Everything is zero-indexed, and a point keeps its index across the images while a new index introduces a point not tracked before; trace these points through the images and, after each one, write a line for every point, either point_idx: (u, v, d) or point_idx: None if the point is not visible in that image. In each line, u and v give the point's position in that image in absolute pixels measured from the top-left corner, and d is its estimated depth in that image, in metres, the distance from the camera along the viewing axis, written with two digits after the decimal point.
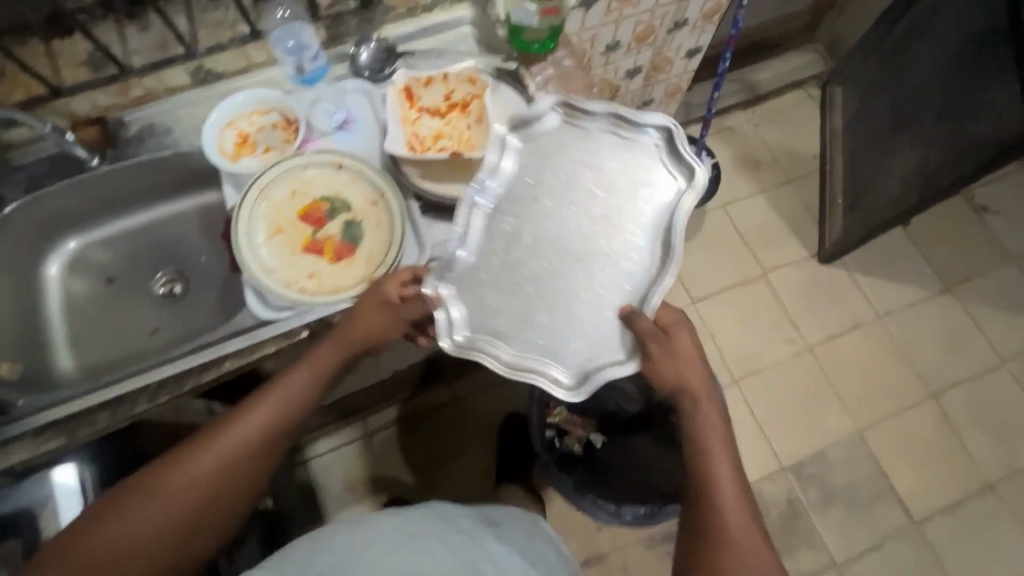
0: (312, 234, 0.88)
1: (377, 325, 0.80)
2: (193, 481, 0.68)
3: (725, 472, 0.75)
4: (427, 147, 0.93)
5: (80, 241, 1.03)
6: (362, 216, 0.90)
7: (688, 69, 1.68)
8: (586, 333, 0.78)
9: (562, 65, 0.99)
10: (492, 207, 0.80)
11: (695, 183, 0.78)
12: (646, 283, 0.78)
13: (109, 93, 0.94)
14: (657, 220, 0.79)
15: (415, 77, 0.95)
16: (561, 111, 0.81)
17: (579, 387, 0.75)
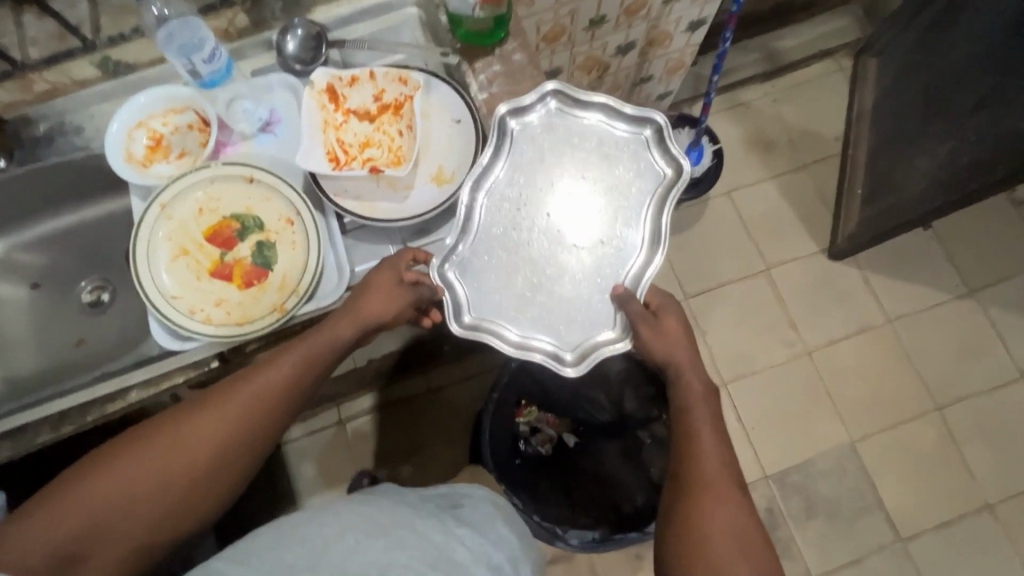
0: (221, 258, 0.82)
1: (384, 308, 0.76)
2: (170, 452, 0.64)
3: (708, 435, 0.74)
4: (351, 157, 0.82)
5: (2, 245, 0.97)
6: (276, 237, 0.82)
7: (691, 43, 1.49)
8: (581, 315, 0.81)
9: (511, 60, 0.85)
10: (486, 196, 0.82)
11: (680, 173, 0.82)
12: (634, 266, 0.81)
13: (9, 90, 0.86)
14: (653, 197, 0.83)
15: (338, 74, 0.83)
16: (554, 101, 0.84)
17: (580, 362, 0.79)
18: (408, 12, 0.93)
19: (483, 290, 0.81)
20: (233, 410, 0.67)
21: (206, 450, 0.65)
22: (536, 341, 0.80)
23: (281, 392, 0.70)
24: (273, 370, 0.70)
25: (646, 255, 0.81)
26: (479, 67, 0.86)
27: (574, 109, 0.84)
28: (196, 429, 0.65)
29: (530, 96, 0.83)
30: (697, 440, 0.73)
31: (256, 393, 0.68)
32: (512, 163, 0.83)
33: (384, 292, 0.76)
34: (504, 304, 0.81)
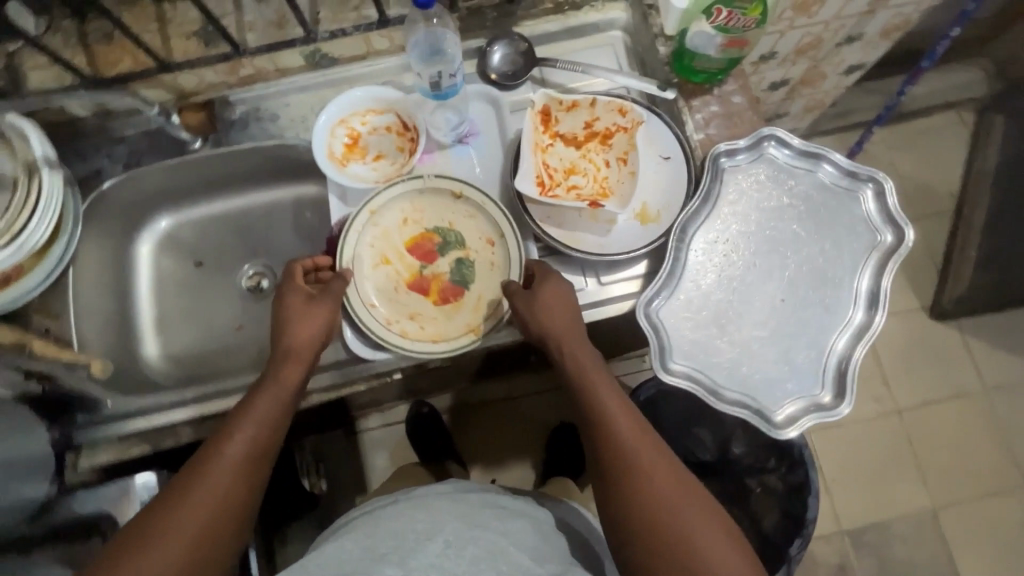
0: (420, 270, 0.81)
1: (318, 329, 0.71)
2: (168, 544, 0.53)
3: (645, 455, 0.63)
4: (557, 184, 0.80)
5: (171, 220, 0.97)
6: (475, 254, 0.82)
7: (841, 85, 1.44)
8: (791, 375, 0.73)
9: (730, 101, 0.83)
10: (694, 236, 0.78)
11: (903, 238, 0.75)
12: (851, 331, 0.74)
13: (217, 72, 0.85)
14: (869, 261, 0.76)
15: (558, 96, 0.79)
16: (769, 145, 0.80)
17: (788, 425, 0.72)
18: (614, 36, 0.91)
19: (684, 332, 0.75)
20: (217, 469, 0.58)
21: (194, 534, 0.54)
22: (737, 393, 0.73)
23: (263, 433, 0.63)
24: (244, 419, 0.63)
25: (864, 311, 0.74)
26: (694, 106, 0.83)
27: (787, 152, 0.80)
28: (187, 504, 0.55)
29: (746, 138, 0.79)
30: (641, 471, 0.62)
31: (236, 447, 0.60)
32: (722, 203, 0.79)
33: (312, 318, 0.71)
34: (706, 350, 0.75)
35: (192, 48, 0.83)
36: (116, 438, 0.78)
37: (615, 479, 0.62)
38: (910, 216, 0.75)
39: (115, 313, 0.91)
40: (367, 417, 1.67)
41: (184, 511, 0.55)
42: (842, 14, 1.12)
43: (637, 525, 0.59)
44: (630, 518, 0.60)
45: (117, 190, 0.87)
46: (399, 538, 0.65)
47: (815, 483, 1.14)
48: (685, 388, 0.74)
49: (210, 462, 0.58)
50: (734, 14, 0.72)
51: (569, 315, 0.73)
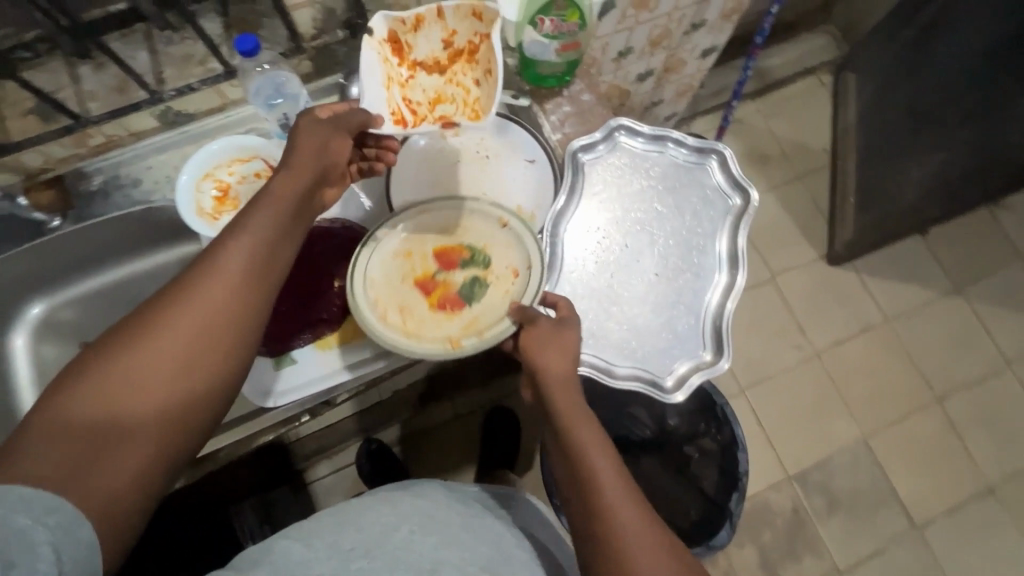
0: (433, 274, 0.73)
1: (319, 161, 0.63)
2: (135, 388, 0.47)
3: (635, 526, 0.54)
4: (419, 117, 0.72)
5: (45, 305, 0.92)
6: (496, 279, 0.72)
7: (701, 68, 1.55)
8: (674, 342, 0.78)
9: (580, 99, 0.91)
10: (567, 231, 0.82)
11: (750, 200, 0.83)
12: (720, 292, 0.80)
13: (65, 146, 0.83)
14: (724, 225, 0.83)
15: (400, 18, 0.72)
16: (620, 136, 0.86)
17: (678, 390, 0.76)
18: None
19: None
20: (149, 361, 0.48)
21: (165, 378, 0.48)
22: (629, 368, 0.77)
23: (253, 253, 0.55)
24: (192, 306, 0.51)
25: (728, 272, 0.80)
26: (548, 108, 0.88)
27: (641, 138, 0.86)
28: (111, 395, 0.46)
29: (599, 131, 0.85)
30: (630, 546, 0.53)
31: (172, 338, 0.49)
32: (588, 195, 0.84)
33: (309, 150, 0.62)
34: (595, 333, 0.79)
35: (31, 126, 0.80)
36: None
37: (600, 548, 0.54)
38: (751, 179, 0.83)
39: None
40: (314, 467, 1.61)
41: (146, 354, 0.48)
42: (680, 6, 1.21)
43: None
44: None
45: None
46: (372, 534, 0.65)
47: (742, 437, 1.21)
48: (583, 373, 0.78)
49: (143, 350, 0.48)
50: (556, 21, 0.77)
51: (563, 359, 0.66)
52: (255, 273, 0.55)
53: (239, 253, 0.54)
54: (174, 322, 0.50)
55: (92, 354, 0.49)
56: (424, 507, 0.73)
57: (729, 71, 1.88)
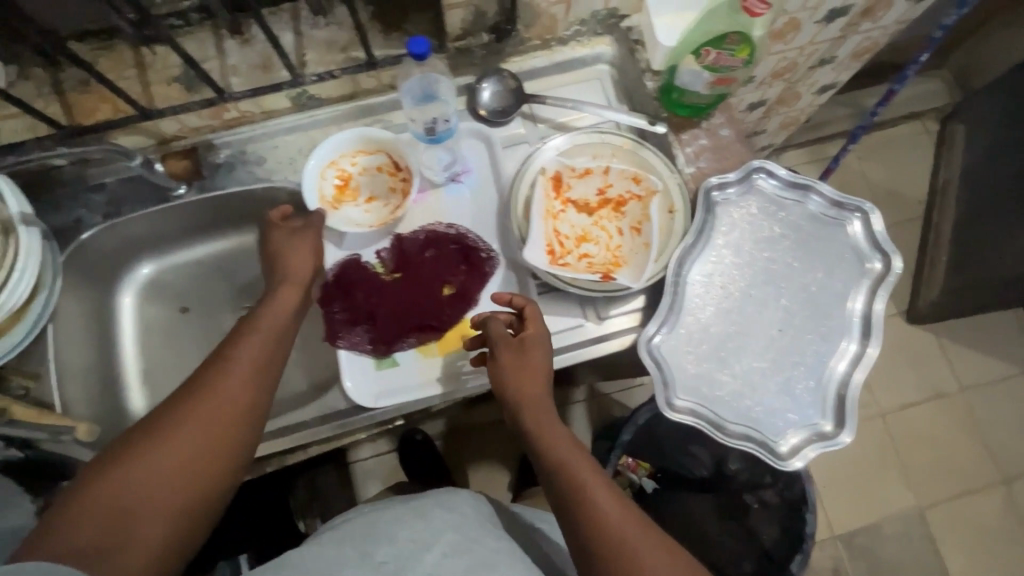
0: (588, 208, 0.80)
1: (305, 262, 0.75)
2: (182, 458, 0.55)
3: (629, 523, 0.56)
4: (567, 253, 0.78)
5: (153, 266, 0.94)
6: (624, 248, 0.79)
7: (813, 103, 1.48)
8: (792, 406, 0.74)
9: (718, 134, 0.85)
10: (690, 272, 0.78)
11: (891, 267, 0.78)
12: (848, 361, 0.76)
13: (201, 116, 0.83)
14: (859, 289, 0.78)
15: (570, 164, 0.79)
16: (757, 178, 0.81)
17: (791, 458, 0.73)
18: (600, 69, 0.92)
19: (687, 368, 0.76)
20: (197, 442, 0.56)
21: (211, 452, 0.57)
22: (741, 426, 0.74)
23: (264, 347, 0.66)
24: (221, 399, 0.60)
25: (858, 341, 0.76)
26: (685, 140, 0.84)
27: (778, 185, 0.81)
28: (174, 462, 0.55)
29: (736, 171, 0.81)
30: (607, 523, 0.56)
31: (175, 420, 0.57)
32: (716, 236, 0.80)
33: (296, 255, 0.75)
34: (707, 383, 0.75)
35: (173, 93, 0.80)
36: None
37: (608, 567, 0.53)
38: (897, 246, 0.78)
39: (96, 370, 0.86)
40: (358, 449, 1.62)
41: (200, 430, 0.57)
42: (816, 41, 1.15)
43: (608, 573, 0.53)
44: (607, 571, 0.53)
45: (97, 239, 0.84)
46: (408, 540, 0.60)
47: (813, 499, 1.13)
48: (692, 425, 0.75)
49: (190, 434, 0.57)
50: (723, 54, 0.74)
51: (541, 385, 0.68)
52: (259, 362, 0.64)
53: (248, 348, 0.64)
54: (193, 410, 0.58)
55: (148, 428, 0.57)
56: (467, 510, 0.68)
57: (837, 105, 1.78)
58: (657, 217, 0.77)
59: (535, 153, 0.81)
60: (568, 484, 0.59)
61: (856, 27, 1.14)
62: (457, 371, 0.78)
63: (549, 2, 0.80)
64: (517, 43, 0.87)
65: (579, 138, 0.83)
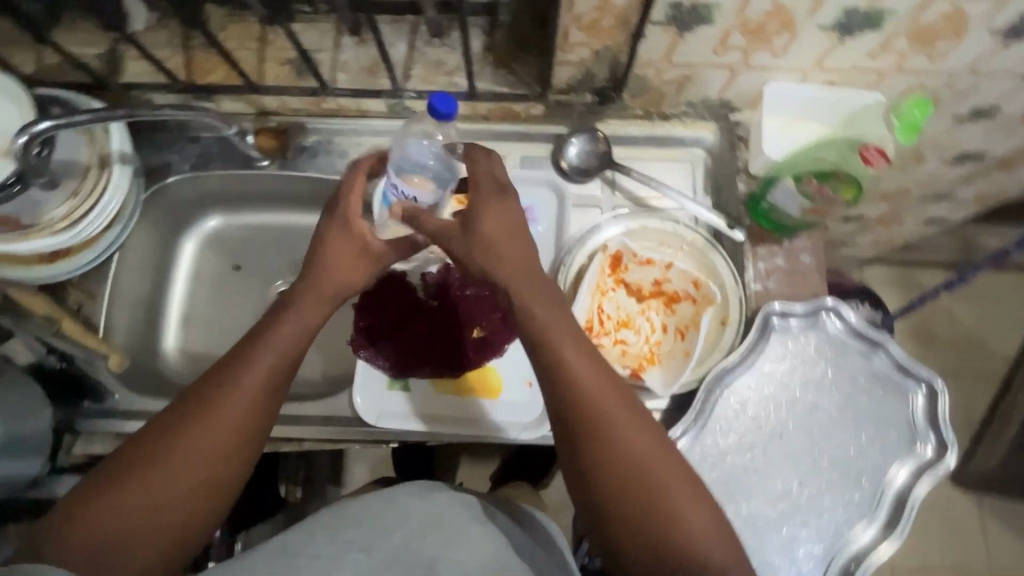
0: (639, 295, 0.78)
1: (349, 269, 0.67)
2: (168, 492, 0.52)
3: (620, 429, 0.54)
4: (603, 336, 0.76)
5: (221, 220, 0.98)
6: (662, 346, 0.76)
7: (917, 231, 1.36)
8: (786, 567, 0.71)
9: (798, 257, 0.80)
10: (725, 391, 0.74)
11: (942, 460, 0.72)
12: (861, 541, 0.71)
13: (302, 100, 0.86)
14: (898, 470, 0.72)
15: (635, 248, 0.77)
16: (827, 316, 0.76)
17: None
18: (694, 153, 0.87)
19: None
20: (187, 474, 0.53)
21: (200, 479, 0.53)
22: None
23: (272, 372, 0.59)
24: (202, 431, 0.54)
25: (880, 524, 0.71)
26: (760, 253, 0.80)
27: (848, 329, 0.75)
28: (160, 496, 0.52)
29: (804, 303, 0.75)
30: (605, 424, 0.54)
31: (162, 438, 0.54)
32: (763, 364, 0.75)
33: (341, 260, 0.66)
34: None
35: (283, 74, 0.84)
36: (104, 433, 0.80)
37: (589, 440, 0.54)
38: (956, 440, 0.71)
39: (144, 303, 0.92)
40: None
41: (183, 465, 0.53)
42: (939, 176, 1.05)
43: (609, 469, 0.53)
44: (601, 468, 0.53)
45: (179, 185, 0.90)
46: (360, 531, 0.57)
47: None
48: None
49: (186, 451, 0.53)
50: (826, 188, 0.75)
51: (506, 238, 0.62)
52: (263, 393, 0.57)
53: (254, 375, 0.57)
54: (177, 443, 0.53)
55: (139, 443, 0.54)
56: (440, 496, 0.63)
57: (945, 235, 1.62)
58: (705, 329, 0.74)
59: (605, 224, 0.79)
60: (551, 360, 0.56)
61: (987, 174, 1.04)
62: (458, 414, 0.78)
63: (662, 79, 0.78)
64: (619, 107, 0.85)
65: (651, 220, 0.80)
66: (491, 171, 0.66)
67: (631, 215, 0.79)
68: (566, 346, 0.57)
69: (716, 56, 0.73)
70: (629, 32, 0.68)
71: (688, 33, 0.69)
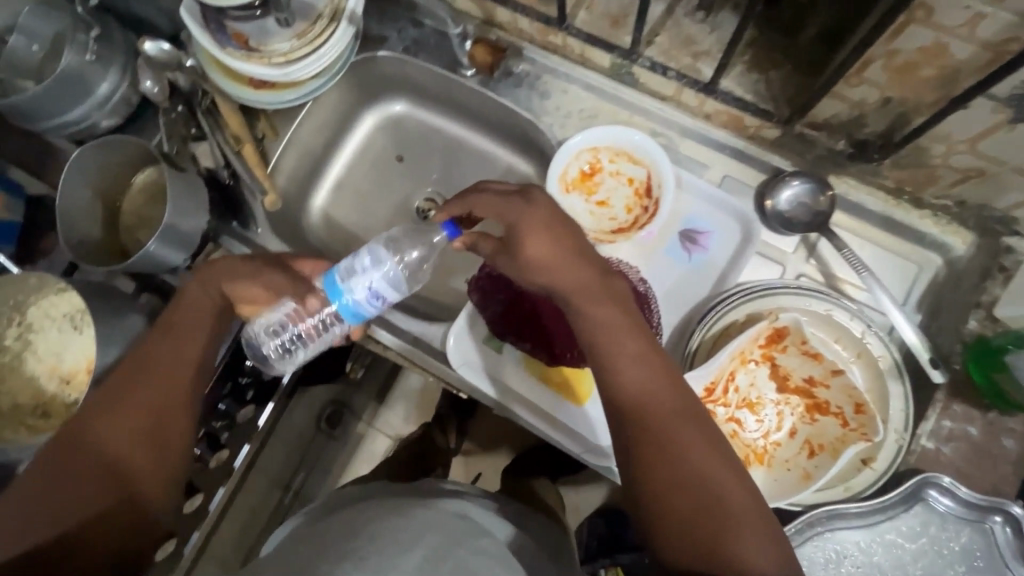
0: (783, 384, 0.67)
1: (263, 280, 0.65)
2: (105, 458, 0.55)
3: (675, 428, 0.50)
4: (722, 405, 0.66)
5: (405, 108, 0.98)
6: (781, 448, 0.66)
7: None
8: None
9: (1002, 438, 0.63)
10: (827, 536, 0.63)
11: None
12: None
13: (531, 26, 0.81)
14: None
15: (808, 335, 0.65)
16: (1000, 524, 0.61)
17: None
18: (930, 259, 0.72)
19: None
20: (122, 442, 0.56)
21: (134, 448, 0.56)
22: None
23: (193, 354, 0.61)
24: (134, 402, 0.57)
25: None
26: (952, 411, 0.64)
27: (1017, 549, 0.60)
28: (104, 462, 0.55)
29: (979, 493, 0.61)
30: (656, 430, 0.50)
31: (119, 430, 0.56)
32: (888, 529, 0.63)
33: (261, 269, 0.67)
34: None
35: None
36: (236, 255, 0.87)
37: (644, 461, 0.49)
38: None
39: (314, 156, 0.96)
40: None
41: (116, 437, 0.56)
42: None
43: (658, 486, 0.49)
44: (651, 484, 0.49)
45: (386, 62, 0.90)
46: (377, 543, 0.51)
47: None
48: None
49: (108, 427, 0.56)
50: None
51: (560, 265, 0.55)
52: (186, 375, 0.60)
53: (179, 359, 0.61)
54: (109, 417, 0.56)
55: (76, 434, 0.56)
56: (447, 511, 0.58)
57: None
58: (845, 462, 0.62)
59: (786, 293, 0.68)
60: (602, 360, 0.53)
61: None
62: (538, 401, 0.75)
63: (947, 163, 0.62)
64: (868, 170, 0.70)
65: (838, 312, 0.67)
66: (489, 208, 0.59)
67: (819, 296, 0.67)
68: (616, 343, 0.53)
69: None
70: (947, 94, 0.53)
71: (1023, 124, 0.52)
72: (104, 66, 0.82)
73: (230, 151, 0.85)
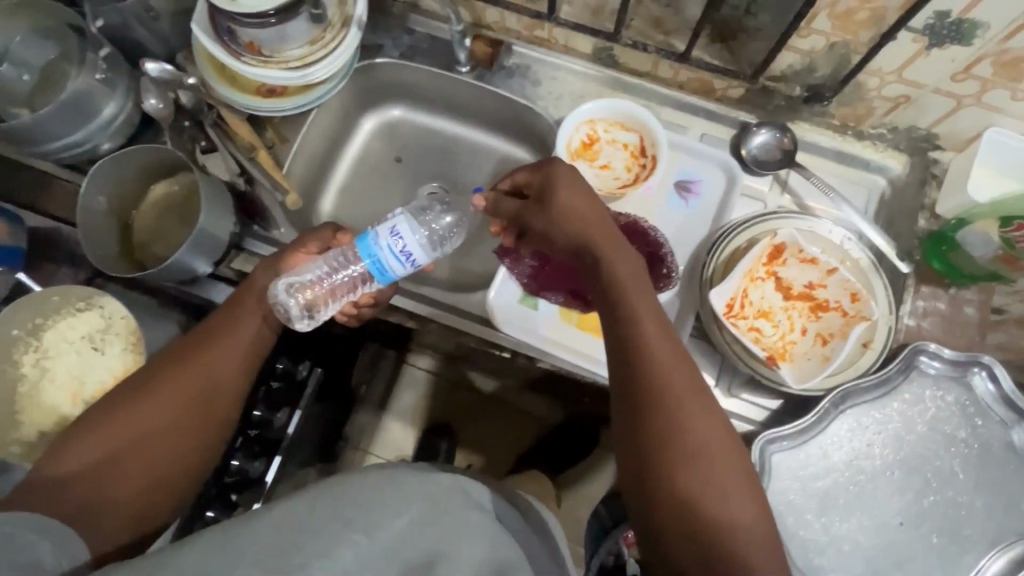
0: (787, 292, 0.78)
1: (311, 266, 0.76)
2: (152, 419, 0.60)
3: (688, 394, 0.55)
4: (742, 317, 0.76)
5: (401, 112, 1.05)
6: (797, 345, 0.76)
7: None
8: None
9: (962, 307, 0.77)
10: (849, 414, 0.73)
11: None
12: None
13: (519, 23, 0.91)
14: (1009, 542, 0.69)
15: (801, 246, 0.76)
16: (981, 375, 0.73)
17: None
18: (876, 182, 0.86)
19: (789, 491, 0.72)
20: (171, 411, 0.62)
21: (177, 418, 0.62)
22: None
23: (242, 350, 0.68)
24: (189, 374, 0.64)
25: None
26: (922, 292, 0.78)
27: (999, 395, 0.72)
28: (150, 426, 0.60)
29: (957, 352, 0.73)
30: (676, 395, 0.54)
31: (138, 429, 0.59)
32: (895, 397, 0.73)
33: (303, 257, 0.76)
34: (796, 515, 0.71)
35: None
36: (258, 257, 0.88)
37: (657, 421, 0.53)
38: None
39: (319, 163, 1.00)
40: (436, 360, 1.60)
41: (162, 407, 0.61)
42: None
43: (671, 446, 0.53)
44: (663, 443, 0.53)
45: (384, 68, 0.97)
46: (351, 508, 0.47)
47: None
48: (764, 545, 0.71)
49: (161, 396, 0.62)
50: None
51: (590, 220, 0.63)
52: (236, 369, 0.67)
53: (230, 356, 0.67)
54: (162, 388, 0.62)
55: (99, 415, 0.60)
56: (442, 481, 0.54)
57: None
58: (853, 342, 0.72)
59: (775, 218, 0.80)
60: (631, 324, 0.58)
61: None
62: (577, 346, 0.81)
63: (880, 94, 0.77)
64: (818, 112, 0.85)
65: (819, 227, 0.80)
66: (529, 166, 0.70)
67: (800, 215, 0.80)
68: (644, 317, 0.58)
69: (951, 81, 0.71)
70: (878, 32, 0.68)
71: (936, 49, 0.68)
72: (110, 87, 0.83)
73: (245, 157, 0.86)
